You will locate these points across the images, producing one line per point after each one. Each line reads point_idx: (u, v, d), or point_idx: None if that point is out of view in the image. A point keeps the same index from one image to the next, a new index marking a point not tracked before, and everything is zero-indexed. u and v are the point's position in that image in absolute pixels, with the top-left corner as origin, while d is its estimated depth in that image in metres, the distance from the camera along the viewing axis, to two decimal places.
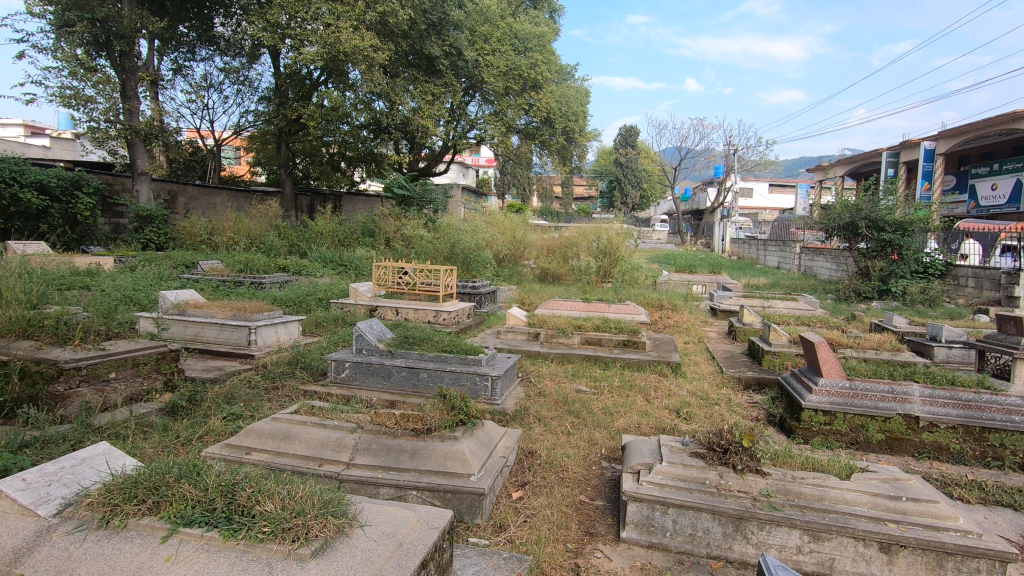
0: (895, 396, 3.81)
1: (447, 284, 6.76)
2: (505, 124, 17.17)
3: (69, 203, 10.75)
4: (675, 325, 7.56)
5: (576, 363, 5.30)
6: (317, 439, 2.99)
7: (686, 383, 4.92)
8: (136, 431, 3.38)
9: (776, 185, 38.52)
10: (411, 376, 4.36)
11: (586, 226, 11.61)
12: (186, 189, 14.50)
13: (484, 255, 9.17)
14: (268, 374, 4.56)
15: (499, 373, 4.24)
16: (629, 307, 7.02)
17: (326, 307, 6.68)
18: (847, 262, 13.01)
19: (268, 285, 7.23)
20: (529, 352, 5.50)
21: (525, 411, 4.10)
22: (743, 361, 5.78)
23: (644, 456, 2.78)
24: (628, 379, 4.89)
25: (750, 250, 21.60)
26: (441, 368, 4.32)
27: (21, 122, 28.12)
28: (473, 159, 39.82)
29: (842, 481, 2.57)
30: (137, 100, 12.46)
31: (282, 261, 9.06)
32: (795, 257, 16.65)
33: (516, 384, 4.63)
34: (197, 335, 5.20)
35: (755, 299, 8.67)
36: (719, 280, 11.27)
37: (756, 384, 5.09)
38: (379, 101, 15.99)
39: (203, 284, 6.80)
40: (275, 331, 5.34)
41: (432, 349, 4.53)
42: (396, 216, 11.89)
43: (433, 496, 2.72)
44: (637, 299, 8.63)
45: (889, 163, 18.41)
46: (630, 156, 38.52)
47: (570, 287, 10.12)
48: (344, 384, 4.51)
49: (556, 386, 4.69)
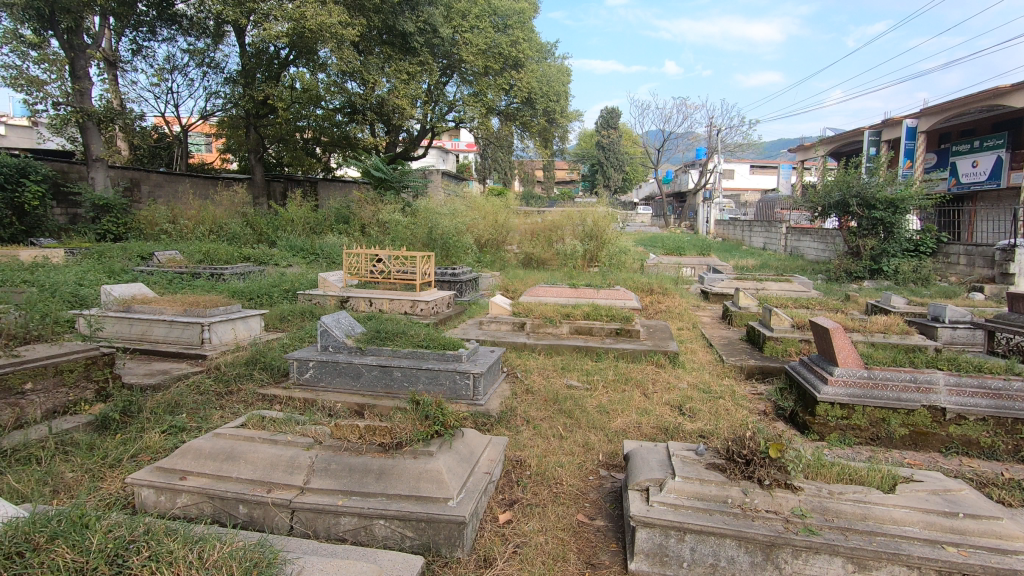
0: (918, 386, 3.46)
1: (424, 272, 6.29)
2: (485, 105, 16.56)
3: (15, 192, 9.97)
4: (667, 311, 7.17)
5: (565, 355, 4.89)
6: (266, 458, 2.53)
7: (686, 375, 4.52)
8: (54, 452, 2.87)
9: (758, 166, 38.45)
10: (383, 377, 3.92)
11: (570, 208, 11.18)
12: (149, 176, 13.70)
13: (465, 239, 8.68)
14: (221, 378, 4.05)
15: (482, 370, 3.80)
16: (620, 292, 6.61)
17: (293, 299, 6.15)
18: (836, 242, 12.77)
19: (229, 277, 6.67)
20: (514, 343, 5.06)
21: (511, 413, 3.68)
22: (742, 348, 5.41)
23: (653, 471, 2.37)
24: (623, 371, 4.48)
25: (735, 231, 21.38)
26: (416, 366, 3.87)
27: None
28: (452, 143, 38.94)
29: (886, 496, 2.17)
30: (88, 81, 11.58)
31: (248, 250, 8.46)
32: (782, 237, 16.41)
33: (500, 380, 4.19)
34: (144, 334, 4.67)
35: (748, 282, 8.33)
36: (709, 262, 10.91)
37: (759, 373, 4.71)
38: (352, 82, 15.36)
39: (158, 278, 6.23)
40: (233, 328, 4.81)
41: (407, 345, 4.07)
42: (372, 201, 11.29)
43: (403, 526, 2.28)
44: (625, 283, 8.22)
45: (871, 142, 18.29)
46: (613, 139, 38.02)
47: (556, 272, 9.69)
48: (308, 386, 4.03)
49: (545, 382, 4.27)
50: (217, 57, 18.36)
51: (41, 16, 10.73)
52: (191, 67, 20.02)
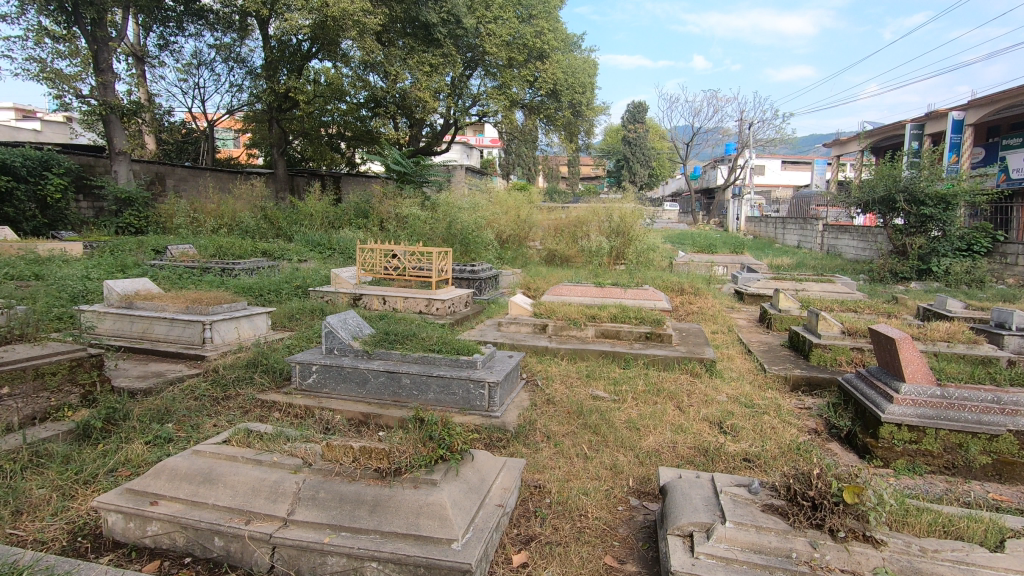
0: (1001, 408, 2.98)
1: (441, 269, 5.98)
2: (509, 99, 16.13)
3: (38, 184, 9.97)
4: (699, 313, 6.70)
5: (590, 361, 4.50)
6: (247, 482, 2.21)
7: (725, 385, 4.08)
8: (25, 466, 2.60)
9: (790, 161, 37.23)
10: (390, 384, 3.60)
11: (596, 204, 10.75)
12: (174, 170, 13.71)
13: (485, 235, 8.34)
14: (219, 381, 3.77)
15: (499, 379, 3.45)
16: (649, 292, 6.17)
17: (304, 296, 5.89)
18: (879, 240, 12.06)
19: (241, 272, 6.45)
20: (534, 347, 4.69)
21: (531, 427, 3.32)
22: (785, 356, 4.93)
23: (698, 513, 1.97)
24: (654, 380, 4.07)
25: (767, 229, 20.59)
26: (427, 373, 3.54)
27: (12, 106, 27.17)
28: (476, 139, 38.72)
29: (994, 557, 1.74)
30: (111, 74, 11.52)
31: (263, 245, 8.27)
32: (818, 235, 15.66)
33: (518, 389, 3.83)
34: (145, 333, 4.44)
35: (786, 282, 7.79)
36: (742, 260, 10.35)
37: (806, 385, 4.25)
38: (375, 75, 15.18)
39: (168, 273, 6.04)
40: (236, 326, 4.54)
41: (417, 348, 3.74)
42: (392, 196, 11.02)
43: (399, 570, 1.94)
44: (654, 282, 7.77)
45: (913, 135, 17.37)
46: (639, 133, 37.20)
47: (580, 270, 9.27)
48: (310, 393, 3.73)
49: (568, 391, 3.89)
50: (244, 52, 18.36)
51: (65, 8, 10.70)
52: (218, 62, 20.11)
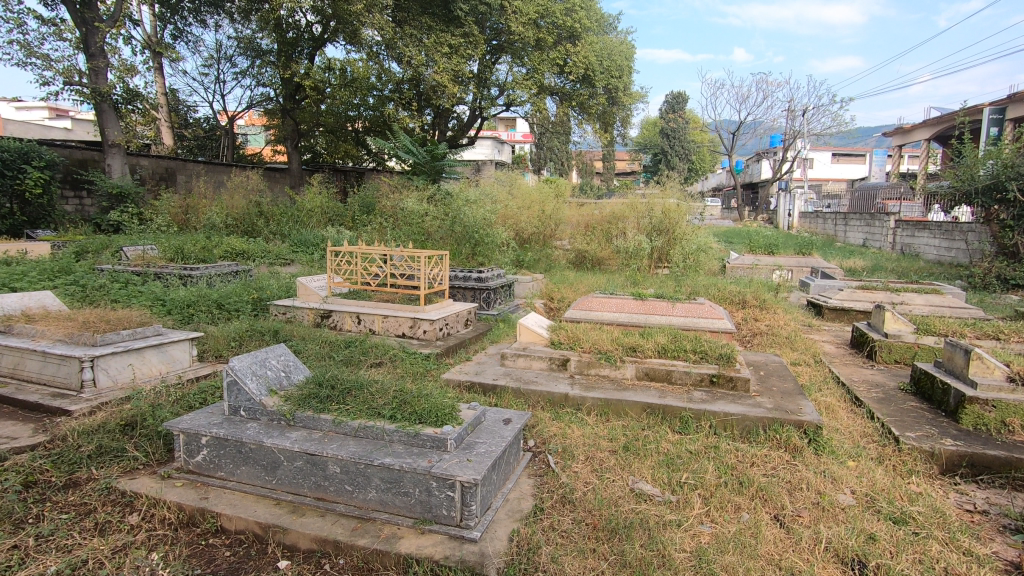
0: None
1: (434, 278, 4.61)
2: (539, 85, 14.66)
3: (16, 178, 9.11)
4: (769, 336, 5.19)
5: (629, 420, 3.09)
6: None
7: (845, 472, 2.60)
8: None
9: (841, 154, 34.56)
10: (311, 472, 2.29)
11: (634, 197, 9.25)
12: (185, 166, 12.80)
13: (500, 234, 6.99)
14: (67, 457, 2.51)
15: (477, 477, 2.08)
16: (705, 308, 4.67)
17: (263, 311, 4.65)
18: (973, 239, 10.14)
19: (197, 280, 5.28)
20: (549, 395, 3.30)
21: (529, 567, 1.94)
22: (915, 410, 3.38)
23: None
24: (729, 460, 2.64)
25: (826, 225, 18.55)
26: (367, 457, 2.21)
27: (46, 104, 27.29)
28: (508, 133, 37.39)
29: None
30: (103, 59, 10.56)
31: (243, 245, 7.12)
32: (889, 232, 13.73)
33: (515, 479, 2.47)
34: (16, 369, 3.27)
35: (878, 291, 6.16)
36: (811, 262, 8.63)
37: (967, 467, 2.75)
38: (391, 59, 13.99)
39: (100, 283, 4.90)
40: (136, 362, 3.29)
41: (358, 412, 2.43)
42: (400, 189, 9.79)
43: None
44: (707, 290, 6.24)
45: (992, 121, 15.00)
46: (679, 124, 35.08)
47: (615, 275, 7.80)
48: (198, 479, 2.44)
49: (596, 482, 2.49)
50: None
51: None
52: (238, 55, 19.36)
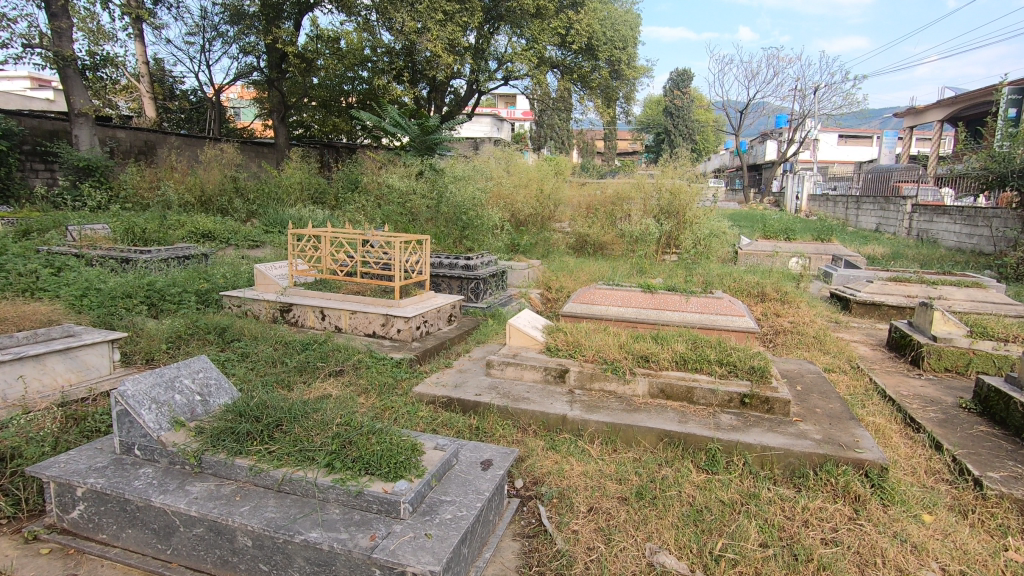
0: None
1: (409, 266, 3.94)
2: (539, 56, 13.78)
3: None
4: (795, 335, 4.57)
5: (640, 453, 2.47)
6: None
7: (923, 535, 1.99)
8: None
9: (849, 135, 33.63)
10: (215, 544, 1.68)
11: (640, 175, 8.54)
12: (165, 140, 12.04)
13: (492, 215, 6.31)
14: None
15: (434, 566, 1.46)
16: (724, 303, 4.01)
17: (215, 305, 4.02)
18: (1000, 226, 9.47)
19: (146, 265, 4.63)
20: (543, 418, 2.68)
21: None
22: (989, 438, 2.76)
23: None
24: (772, 517, 2.03)
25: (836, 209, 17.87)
26: (287, 528, 1.59)
27: (27, 74, 26.27)
28: (508, 111, 36.34)
29: None
30: (67, 20, 9.70)
31: (209, 227, 6.45)
32: (904, 217, 13.06)
33: (492, 548, 1.86)
34: None
35: (912, 284, 5.52)
36: (830, 250, 8.00)
37: None
38: (382, 26, 13.09)
39: (30, 268, 4.25)
40: (37, 374, 2.64)
41: (284, 457, 1.80)
42: (387, 165, 9.07)
43: None
44: (722, 281, 5.59)
45: None
46: (684, 102, 33.98)
47: (618, 262, 7.17)
48: (74, 542, 1.84)
49: (600, 550, 1.87)
50: None
51: None
52: (223, 22, 18.35)
